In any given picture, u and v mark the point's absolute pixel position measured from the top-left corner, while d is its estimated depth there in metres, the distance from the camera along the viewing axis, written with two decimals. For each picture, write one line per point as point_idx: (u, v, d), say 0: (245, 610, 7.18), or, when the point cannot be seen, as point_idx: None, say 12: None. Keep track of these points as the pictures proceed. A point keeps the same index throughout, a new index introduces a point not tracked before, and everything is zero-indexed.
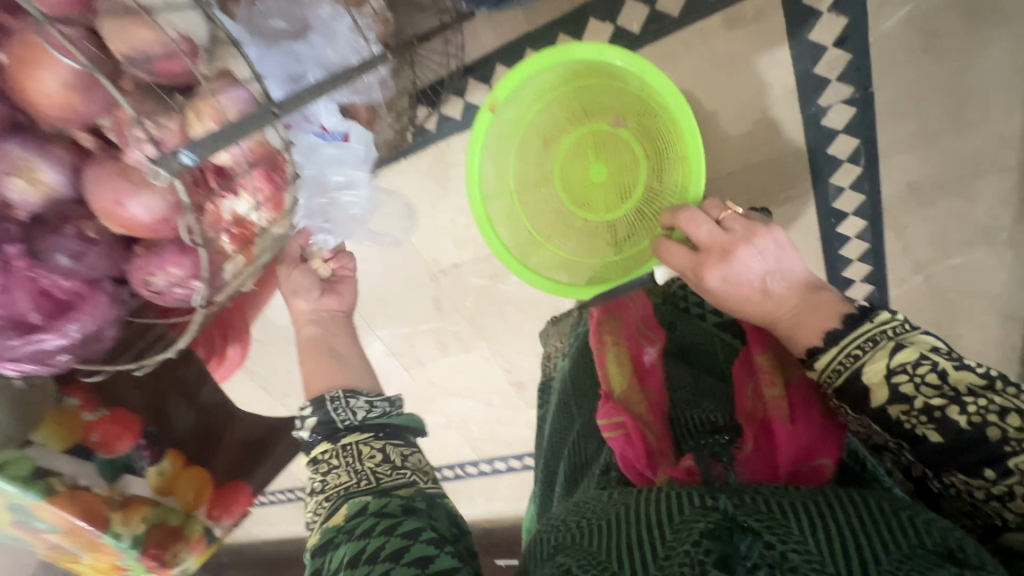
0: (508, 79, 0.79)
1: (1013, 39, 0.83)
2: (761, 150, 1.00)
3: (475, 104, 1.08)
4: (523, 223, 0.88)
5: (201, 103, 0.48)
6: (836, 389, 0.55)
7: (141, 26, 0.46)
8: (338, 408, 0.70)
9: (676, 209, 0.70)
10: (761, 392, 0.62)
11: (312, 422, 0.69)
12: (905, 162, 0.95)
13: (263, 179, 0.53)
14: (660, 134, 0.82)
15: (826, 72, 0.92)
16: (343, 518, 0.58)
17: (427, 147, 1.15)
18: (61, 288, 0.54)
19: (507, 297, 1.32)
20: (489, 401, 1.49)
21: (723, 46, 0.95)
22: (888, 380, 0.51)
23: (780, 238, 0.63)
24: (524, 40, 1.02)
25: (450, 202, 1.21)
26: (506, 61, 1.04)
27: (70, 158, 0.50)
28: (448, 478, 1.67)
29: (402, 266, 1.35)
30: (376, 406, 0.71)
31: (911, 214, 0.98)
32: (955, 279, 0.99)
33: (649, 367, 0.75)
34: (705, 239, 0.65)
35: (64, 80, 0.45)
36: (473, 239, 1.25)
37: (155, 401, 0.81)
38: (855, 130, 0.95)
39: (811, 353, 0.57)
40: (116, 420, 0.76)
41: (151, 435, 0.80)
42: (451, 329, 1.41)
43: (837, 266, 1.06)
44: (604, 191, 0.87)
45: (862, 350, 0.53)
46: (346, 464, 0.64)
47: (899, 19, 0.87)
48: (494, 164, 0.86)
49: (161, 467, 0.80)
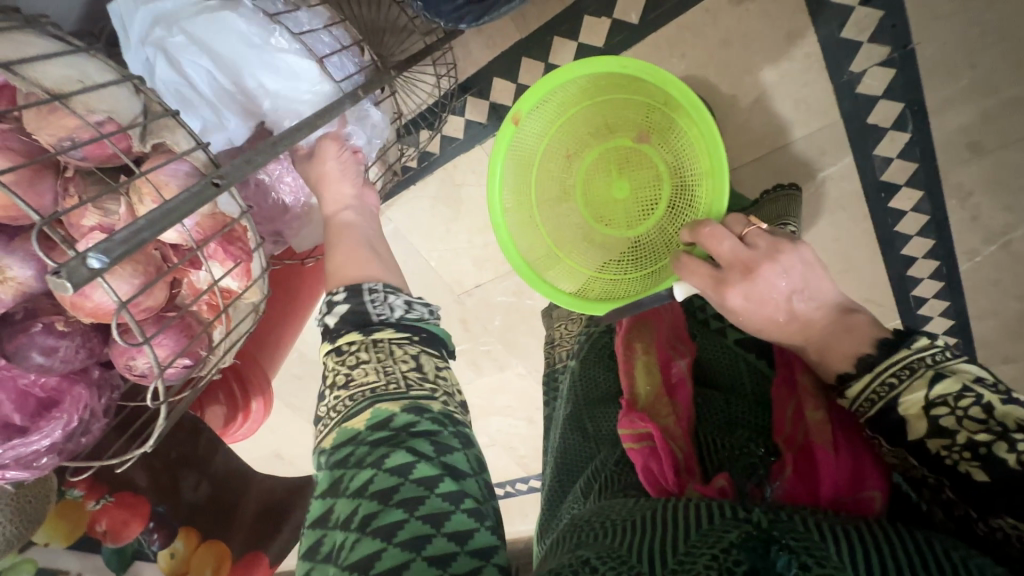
0: (534, 88, 0.74)
1: None
2: (789, 129, 0.91)
3: (477, 121, 1.04)
4: (541, 235, 0.82)
5: (140, 184, 0.46)
6: (870, 420, 0.49)
7: (63, 114, 0.44)
8: (375, 302, 0.56)
9: (696, 224, 0.64)
10: (803, 417, 0.55)
11: (341, 310, 0.56)
12: (961, 122, 0.83)
13: (221, 252, 0.49)
14: (688, 148, 0.74)
15: (855, 35, 0.83)
16: (366, 423, 0.49)
17: (433, 170, 1.12)
18: (41, 385, 0.51)
19: (536, 312, 1.27)
20: (530, 417, 1.45)
21: (734, 23, 0.87)
22: (927, 413, 0.45)
23: (807, 254, 0.58)
24: (518, 48, 0.97)
25: (464, 223, 1.17)
26: (503, 72, 0.99)
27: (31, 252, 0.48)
28: (499, 497, 1.64)
29: (425, 293, 1.31)
30: (416, 308, 0.58)
31: (975, 179, 0.86)
32: None
33: (678, 380, 0.64)
34: (727, 256, 0.60)
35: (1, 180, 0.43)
36: (492, 257, 1.21)
37: (164, 480, 0.69)
38: (898, 94, 0.84)
39: (842, 381, 0.52)
40: (123, 505, 0.65)
41: (161, 515, 0.67)
42: (483, 349, 1.37)
43: (894, 244, 0.95)
44: (626, 209, 0.80)
45: (899, 377, 0.47)
46: (375, 361, 0.52)
47: None
48: (513, 174, 0.80)
49: (174, 548, 0.66)
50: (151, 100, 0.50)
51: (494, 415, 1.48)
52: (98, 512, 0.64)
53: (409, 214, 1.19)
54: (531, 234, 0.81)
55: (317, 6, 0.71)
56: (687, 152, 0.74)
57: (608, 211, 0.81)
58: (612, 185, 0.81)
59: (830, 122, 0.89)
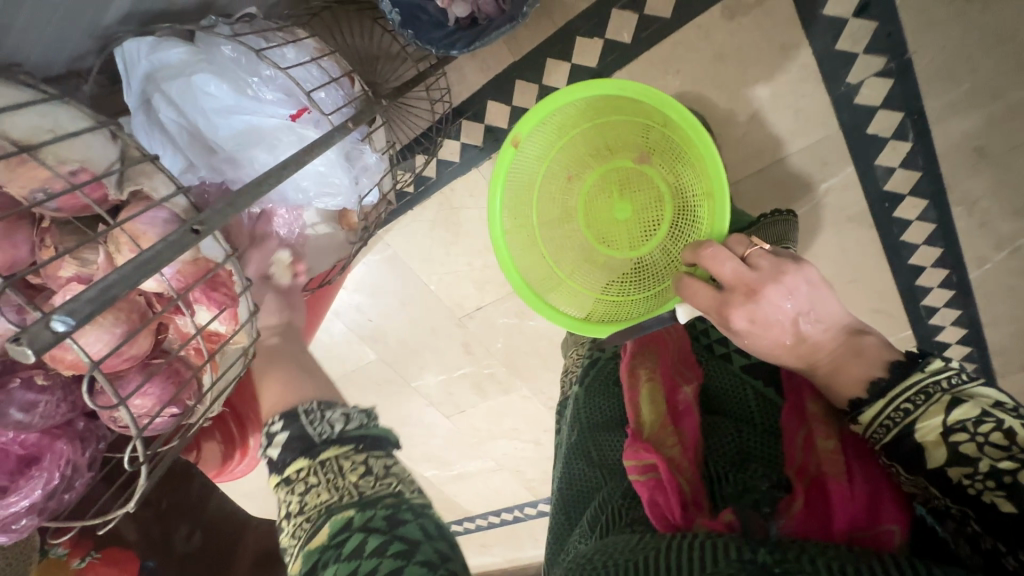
0: (532, 112, 0.72)
1: None
2: (788, 141, 0.90)
3: (473, 144, 1.04)
4: (544, 258, 0.81)
5: (118, 234, 0.46)
6: (886, 447, 0.47)
7: (33, 165, 0.44)
8: (313, 420, 0.55)
9: (697, 244, 0.62)
10: (813, 443, 0.53)
11: (281, 439, 0.53)
12: (962, 129, 0.82)
13: (205, 296, 0.49)
14: (687, 167, 0.74)
15: (850, 46, 0.82)
16: (322, 544, 0.45)
17: (431, 195, 1.11)
18: (21, 442, 0.51)
19: (539, 332, 1.25)
20: (538, 440, 1.42)
21: (727, 39, 0.87)
22: (946, 439, 0.43)
23: (812, 275, 0.56)
24: (512, 70, 0.97)
25: (464, 246, 1.16)
26: (498, 94, 0.99)
27: None
28: (508, 522, 1.60)
29: (426, 317, 1.30)
30: (355, 416, 0.55)
31: (981, 185, 0.85)
32: None
33: (684, 407, 0.62)
34: (728, 277, 0.58)
35: None
36: (492, 279, 1.20)
37: (155, 532, 0.63)
38: (897, 103, 0.83)
39: (854, 406, 0.51)
40: (112, 561, 0.57)
41: (152, 572, 0.60)
42: (487, 372, 1.35)
43: (901, 253, 0.93)
44: (628, 229, 0.81)
45: (915, 402, 0.46)
46: (326, 481, 0.50)
47: None
48: (514, 198, 0.78)
49: None
50: (131, 144, 0.49)
51: (501, 438, 1.45)
52: (84, 571, 0.55)
53: (408, 239, 1.19)
54: (533, 256, 0.80)
55: (305, 40, 0.69)
56: (688, 173, 0.74)
57: (609, 231, 0.82)
58: (612, 205, 0.82)
59: (829, 134, 0.88)
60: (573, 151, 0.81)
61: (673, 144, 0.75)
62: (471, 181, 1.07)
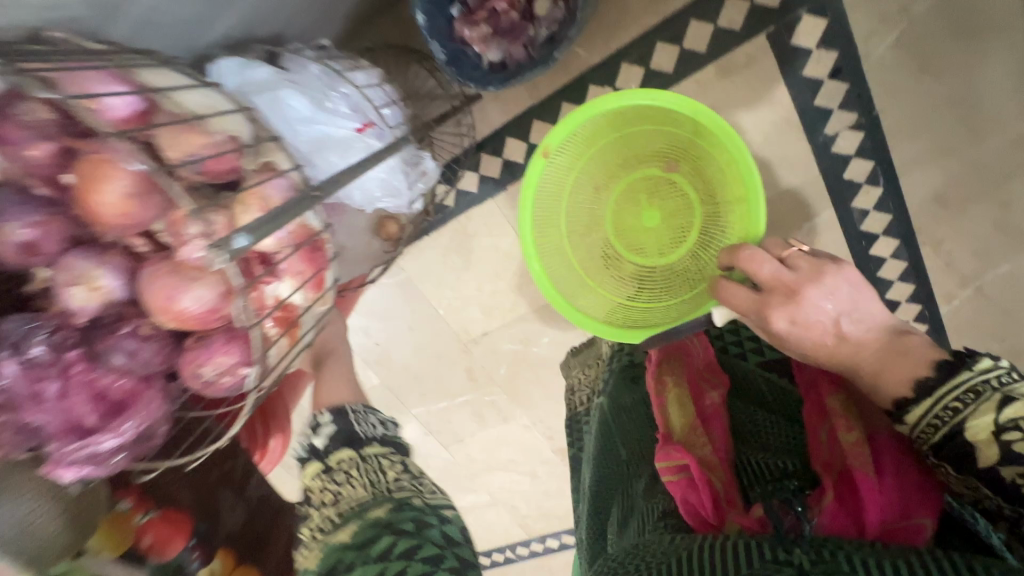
0: (561, 124, 0.80)
1: (1010, 47, 0.85)
2: (776, 183, 1.01)
3: (491, 176, 1.13)
4: (575, 265, 0.89)
5: (248, 194, 0.49)
6: (934, 446, 0.52)
7: (194, 133, 0.48)
8: (358, 419, 0.65)
9: (736, 249, 0.71)
10: (837, 438, 0.59)
11: (329, 431, 0.63)
12: (925, 177, 0.94)
13: (304, 261, 0.54)
14: (715, 174, 0.82)
15: (827, 103, 0.94)
16: (350, 535, 0.48)
17: (447, 222, 1.19)
18: (116, 388, 0.46)
19: (542, 360, 1.30)
20: (534, 472, 1.43)
21: (722, 93, 0.98)
22: (998, 437, 0.47)
23: (852, 276, 0.63)
24: (530, 113, 1.08)
25: (475, 271, 1.23)
26: (517, 133, 1.09)
27: (126, 263, 0.45)
28: (499, 563, 1.57)
29: (432, 341, 1.34)
30: (389, 425, 0.66)
31: (943, 227, 0.96)
32: (1010, 287, 0.95)
33: (712, 411, 0.67)
34: (768, 278, 0.66)
35: (124, 186, 0.41)
36: (500, 304, 1.26)
37: (205, 499, 0.65)
38: (869, 153, 0.95)
39: (899, 406, 0.55)
40: (169, 520, 0.59)
41: (203, 534, 0.62)
42: (488, 400, 1.38)
43: (879, 287, 1.02)
44: (657, 236, 0.90)
45: (963, 403, 0.50)
46: (363, 475, 0.56)
47: (889, 43, 0.89)
48: (545, 207, 0.86)
49: (212, 570, 0.61)
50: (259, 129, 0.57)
51: (497, 469, 1.45)
52: (146, 526, 0.57)
53: (420, 262, 1.25)
54: (563, 263, 0.88)
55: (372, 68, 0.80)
56: (717, 185, 0.83)
57: (634, 238, 0.90)
58: (641, 213, 0.90)
59: (812, 178, 0.99)
60: (600, 163, 0.89)
61: (699, 155, 0.84)
62: (488, 210, 1.16)
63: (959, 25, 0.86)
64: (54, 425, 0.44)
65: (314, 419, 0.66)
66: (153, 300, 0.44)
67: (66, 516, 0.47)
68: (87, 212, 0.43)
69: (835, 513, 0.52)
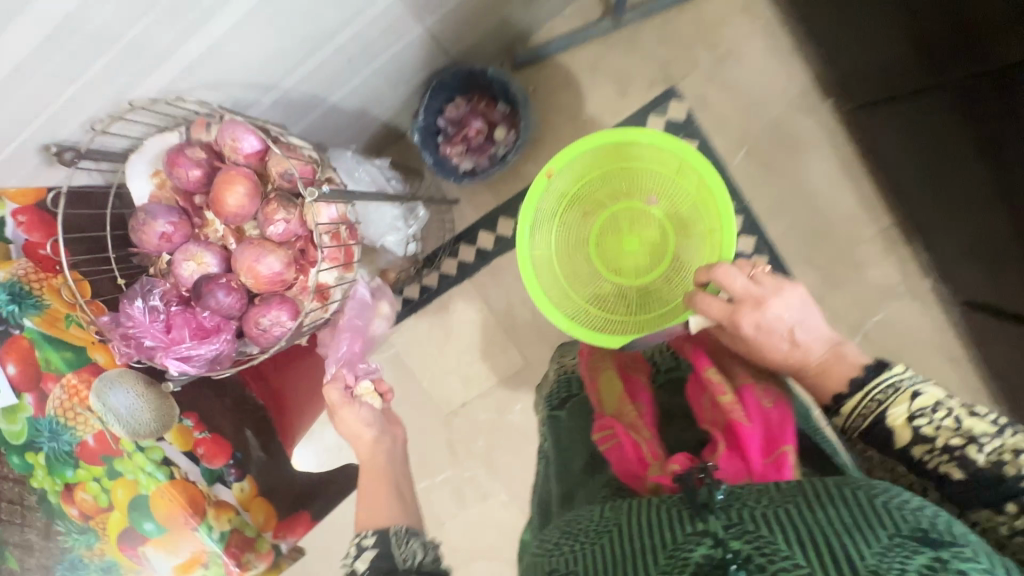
0: (564, 151, 1.04)
1: (821, 155, 1.24)
2: None
3: (467, 262, 1.41)
4: (564, 278, 1.13)
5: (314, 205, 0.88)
6: (863, 430, 0.76)
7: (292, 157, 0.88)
8: (398, 545, 0.83)
9: (710, 266, 0.87)
10: (717, 402, 0.80)
11: (371, 554, 0.81)
12: (795, 247, 1.26)
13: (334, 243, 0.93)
14: (687, 209, 1.09)
15: None
16: None
17: (431, 301, 1.44)
18: (209, 319, 0.89)
19: (516, 427, 1.43)
20: (512, 559, 1.43)
21: None
22: (910, 423, 0.72)
23: (803, 295, 0.85)
24: (496, 213, 1.40)
25: (455, 343, 1.44)
26: (487, 228, 1.40)
27: (220, 252, 0.90)
28: None
29: (415, 414, 1.47)
30: (426, 551, 0.84)
31: (821, 284, 1.25)
32: (886, 330, 1.24)
33: (638, 394, 0.88)
34: (740, 290, 0.84)
35: (242, 194, 0.85)
36: (478, 374, 1.44)
37: (239, 428, 1.20)
38: (749, 231, 1.27)
39: (838, 399, 0.79)
40: (214, 442, 1.18)
41: (238, 458, 1.21)
42: (467, 476, 1.46)
43: None
44: (635, 255, 1.15)
45: (880, 398, 0.75)
46: None
47: (741, 154, 1.27)
48: (544, 227, 1.10)
49: (242, 485, 1.22)
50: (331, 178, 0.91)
51: (476, 558, 1.43)
52: (200, 440, 1.17)
53: (408, 338, 1.46)
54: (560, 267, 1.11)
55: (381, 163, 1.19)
56: (689, 216, 1.09)
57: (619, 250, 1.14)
58: (623, 236, 1.16)
59: None
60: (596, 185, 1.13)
61: (675, 187, 1.10)
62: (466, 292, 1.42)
63: (781, 141, 1.26)
64: (156, 343, 0.89)
65: (357, 541, 0.85)
66: (244, 264, 0.87)
67: (157, 418, 1.11)
68: (217, 206, 0.86)
69: (724, 463, 0.70)
